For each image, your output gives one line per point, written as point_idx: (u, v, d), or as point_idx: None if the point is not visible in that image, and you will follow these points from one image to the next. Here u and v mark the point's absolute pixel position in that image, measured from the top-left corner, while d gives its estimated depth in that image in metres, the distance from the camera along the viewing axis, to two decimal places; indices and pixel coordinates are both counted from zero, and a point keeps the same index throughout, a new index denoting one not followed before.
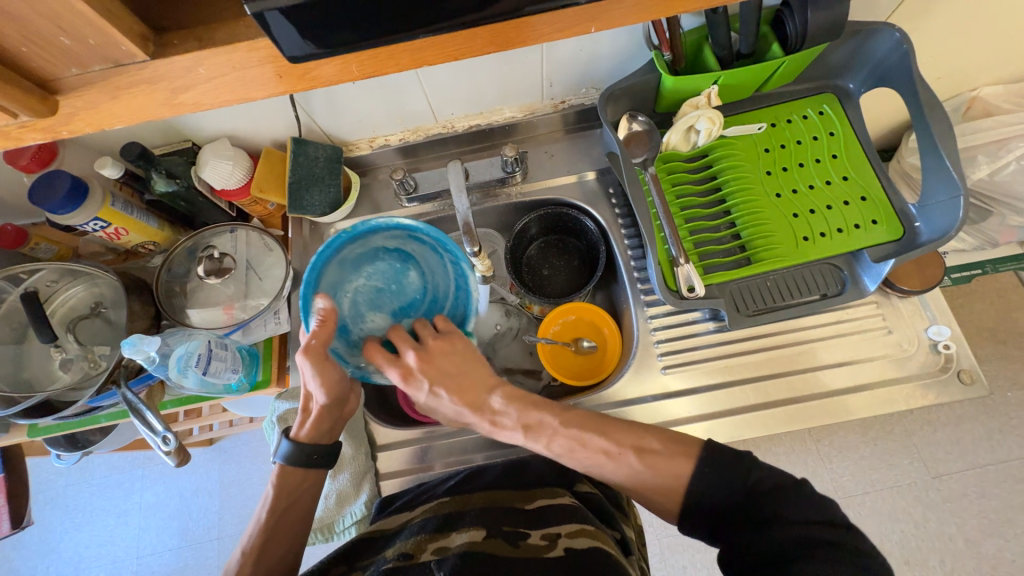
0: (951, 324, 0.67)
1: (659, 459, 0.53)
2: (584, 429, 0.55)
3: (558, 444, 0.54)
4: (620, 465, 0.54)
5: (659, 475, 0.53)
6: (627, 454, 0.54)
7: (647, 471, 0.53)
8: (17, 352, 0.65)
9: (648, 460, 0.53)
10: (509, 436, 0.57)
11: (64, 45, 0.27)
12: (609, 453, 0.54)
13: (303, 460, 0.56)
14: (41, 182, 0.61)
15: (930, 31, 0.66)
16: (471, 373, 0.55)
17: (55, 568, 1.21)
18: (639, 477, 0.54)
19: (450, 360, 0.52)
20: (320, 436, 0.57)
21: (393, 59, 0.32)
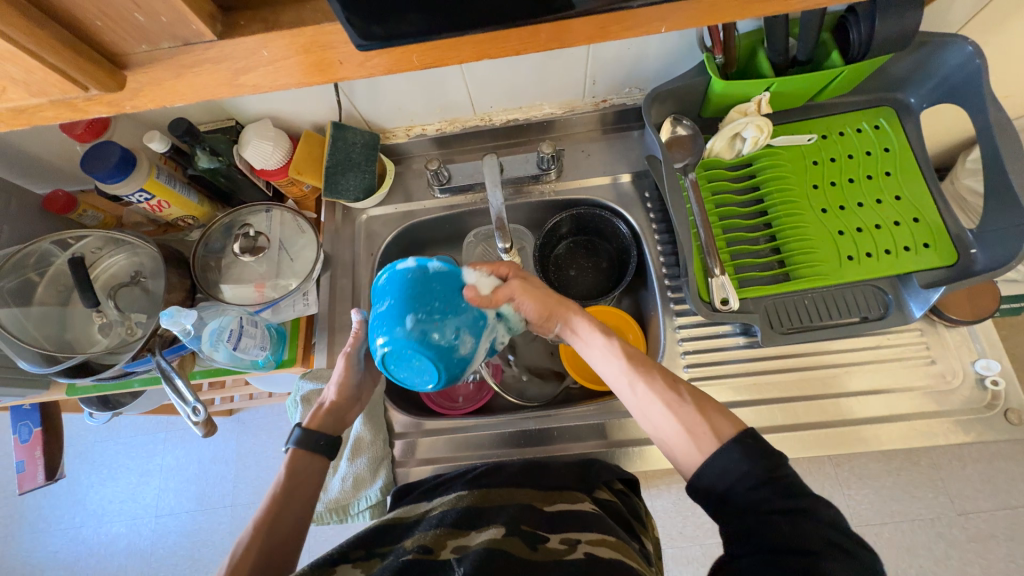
0: (1001, 359, 0.64)
1: (706, 405, 0.47)
2: (649, 360, 0.52)
3: (629, 358, 0.51)
4: (669, 393, 0.48)
5: (702, 417, 0.46)
6: (680, 385, 0.49)
7: (682, 407, 0.47)
8: (61, 314, 0.68)
9: (696, 398, 0.47)
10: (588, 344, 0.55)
11: (137, 21, 0.28)
12: (663, 377, 0.50)
13: (313, 443, 0.55)
14: (92, 152, 0.63)
15: (1006, 46, 0.62)
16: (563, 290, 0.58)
17: (80, 519, 1.27)
18: (682, 408, 0.47)
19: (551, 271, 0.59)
20: (327, 428, 0.58)
21: (453, 50, 0.32)
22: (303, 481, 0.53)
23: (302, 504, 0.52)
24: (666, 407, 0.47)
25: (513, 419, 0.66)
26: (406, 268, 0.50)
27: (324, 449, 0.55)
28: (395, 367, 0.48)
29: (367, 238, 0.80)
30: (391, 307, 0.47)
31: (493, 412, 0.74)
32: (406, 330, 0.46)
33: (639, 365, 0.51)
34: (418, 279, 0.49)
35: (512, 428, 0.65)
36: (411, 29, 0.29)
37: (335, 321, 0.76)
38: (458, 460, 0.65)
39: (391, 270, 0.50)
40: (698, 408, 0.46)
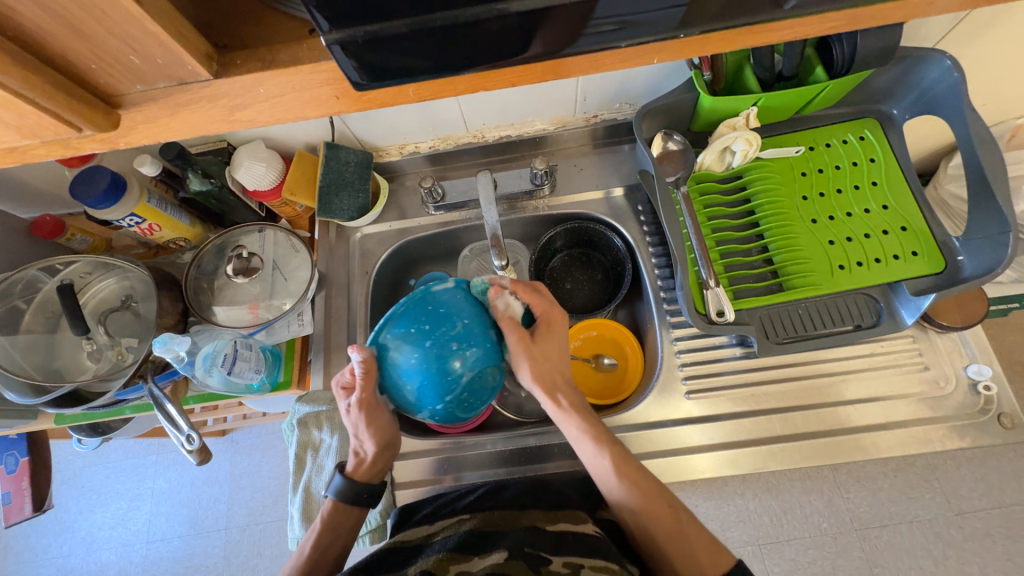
0: (993, 364, 0.65)
1: (704, 543, 0.48)
2: (642, 473, 0.52)
3: (622, 473, 0.51)
4: (662, 521, 0.49)
5: (697, 549, 0.47)
6: (679, 511, 0.50)
7: (675, 534, 0.48)
8: (49, 342, 0.66)
9: (693, 525, 0.49)
10: (577, 439, 0.54)
11: (132, 63, 0.28)
12: (658, 502, 0.50)
13: (352, 499, 0.55)
14: (82, 177, 0.62)
15: (981, 58, 0.64)
16: (564, 365, 0.56)
17: (68, 547, 1.23)
18: (675, 537, 0.48)
19: (560, 339, 0.56)
20: (372, 478, 0.57)
21: (449, 84, 0.32)
22: (337, 535, 0.54)
23: (332, 560, 0.54)
24: (658, 530, 0.49)
25: (512, 437, 0.65)
26: (448, 290, 0.50)
27: (365, 503, 0.55)
28: (462, 396, 0.47)
29: (362, 256, 0.79)
30: (467, 332, 0.48)
31: (493, 429, 0.73)
32: (488, 350, 0.49)
33: (633, 484, 0.51)
34: (466, 298, 0.50)
35: (511, 447, 0.65)
36: (407, 67, 0.29)
37: (331, 341, 0.75)
38: (457, 480, 0.64)
39: (430, 294, 0.49)
40: (690, 537, 0.48)
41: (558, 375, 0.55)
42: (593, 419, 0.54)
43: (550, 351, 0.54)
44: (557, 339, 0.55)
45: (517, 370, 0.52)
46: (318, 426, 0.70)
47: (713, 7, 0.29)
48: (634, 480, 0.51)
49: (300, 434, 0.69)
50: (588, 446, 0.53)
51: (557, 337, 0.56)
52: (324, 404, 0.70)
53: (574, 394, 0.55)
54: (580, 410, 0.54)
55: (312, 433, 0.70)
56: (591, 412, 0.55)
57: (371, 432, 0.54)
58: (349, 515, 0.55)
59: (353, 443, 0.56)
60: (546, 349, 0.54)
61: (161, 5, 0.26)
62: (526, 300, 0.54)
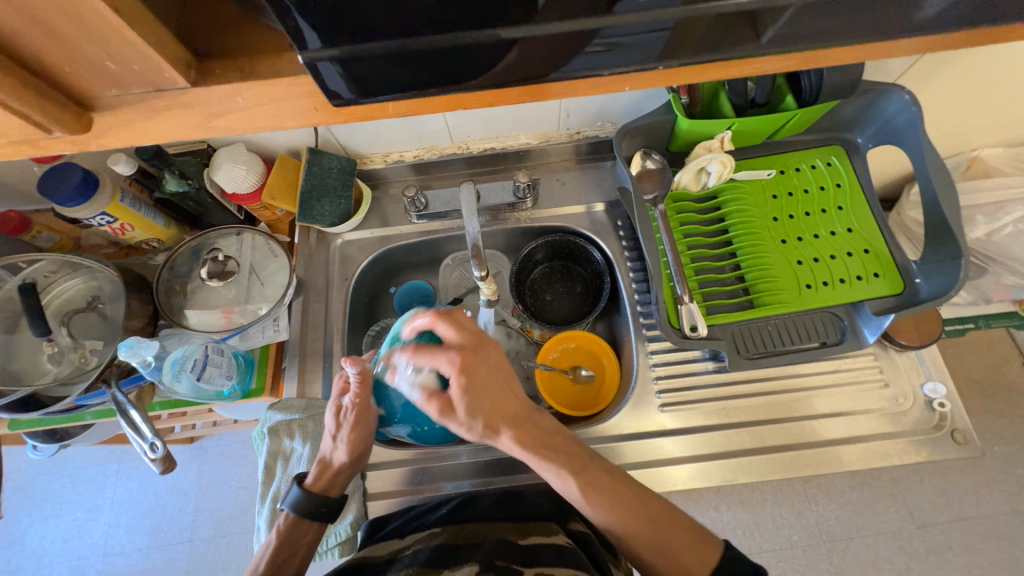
0: (947, 382, 0.68)
1: (687, 540, 0.47)
2: (614, 483, 0.50)
3: (593, 499, 0.49)
4: (642, 531, 0.48)
5: (681, 551, 0.46)
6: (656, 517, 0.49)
7: (659, 538, 0.47)
8: (6, 342, 0.63)
9: (668, 524, 0.48)
10: (541, 468, 0.50)
11: (108, 68, 0.27)
12: (633, 512, 0.48)
13: (308, 513, 0.54)
14: (51, 173, 0.60)
15: (937, 94, 0.68)
16: (506, 401, 0.50)
17: (17, 561, 1.16)
18: (658, 540, 0.47)
19: (484, 372, 0.49)
20: (332, 489, 0.57)
21: (430, 100, 0.33)
22: (295, 550, 0.53)
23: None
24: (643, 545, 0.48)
25: (487, 447, 0.65)
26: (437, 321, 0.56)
27: (325, 516, 0.55)
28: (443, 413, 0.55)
29: (341, 263, 0.79)
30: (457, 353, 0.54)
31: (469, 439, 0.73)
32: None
33: (608, 503, 0.48)
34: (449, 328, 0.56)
35: (487, 457, 0.65)
36: (388, 84, 0.30)
37: (307, 348, 0.73)
38: (431, 491, 0.64)
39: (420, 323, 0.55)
40: (677, 542, 0.47)
41: (501, 416, 0.49)
42: (553, 446, 0.51)
43: (482, 400, 0.48)
44: (479, 381, 0.49)
45: (456, 433, 0.50)
46: (290, 435, 0.67)
47: (685, 41, 0.31)
48: (609, 500, 0.49)
49: (271, 443, 0.67)
50: (555, 476, 0.50)
51: (487, 374, 0.49)
52: (296, 412, 0.67)
53: (525, 427, 0.50)
54: (525, 442, 0.50)
55: (283, 441, 0.67)
56: (550, 440, 0.51)
57: (351, 445, 0.55)
58: (307, 530, 0.55)
59: (323, 449, 0.56)
60: (473, 400, 0.48)
61: (140, 12, 0.26)
62: (431, 364, 0.48)
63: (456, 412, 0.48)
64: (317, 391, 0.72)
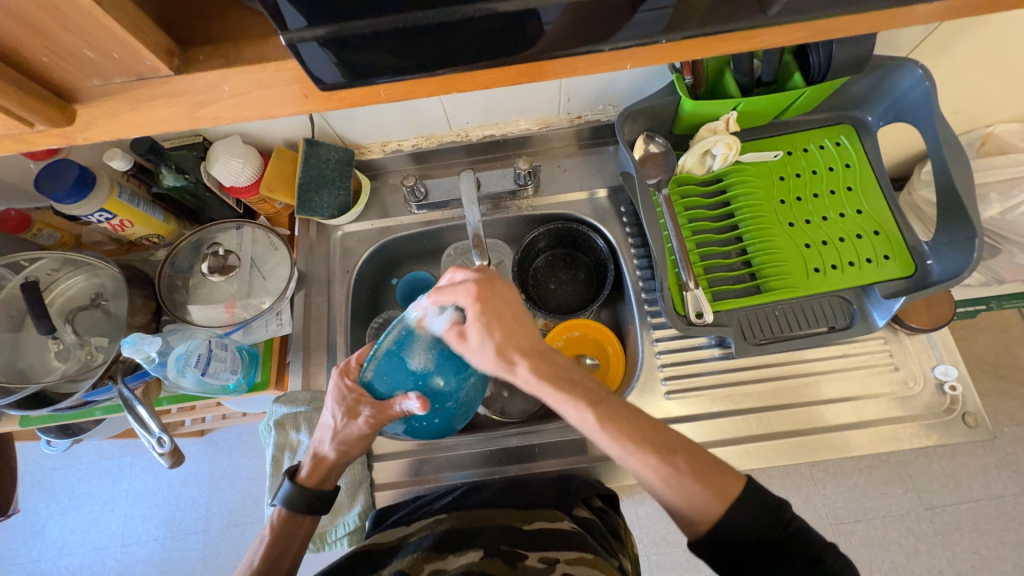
0: (958, 364, 0.67)
1: (704, 469, 0.45)
2: (636, 427, 0.46)
3: (611, 429, 0.46)
4: (663, 465, 0.45)
5: (705, 486, 0.44)
6: (675, 455, 0.45)
7: (680, 479, 0.44)
8: (12, 341, 0.64)
9: (692, 465, 0.45)
10: (554, 397, 0.47)
11: (87, 57, 0.27)
12: (654, 447, 0.45)
13: (303, 506, 0.54)
14: (47, 170, 0.60)
15: (952, 67, 0.66)
16: (520, 329, 0.48)
17: (38, 552, 1.19)
18: (681, 478, 0.44)
19: (500, 306, 0.48)
20: (323, 483, 0.56)
21: (423, 85, 0.32)
22: (288, 545, 0.53)
23: (283, 570, 0.52)
24: (662, 481, 0.44)
25: (492, 437, 0.65)
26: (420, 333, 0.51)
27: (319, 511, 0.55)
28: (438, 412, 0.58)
29: (342, 255, 0.78)
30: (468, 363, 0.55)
31: (475, 429, 0.73)
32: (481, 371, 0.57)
33: (625, 434, 0.45)
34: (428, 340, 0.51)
35: (492, 447, 0.65)
36: (381, 71, 0.29)
37: (310, 341, 0.73)
38: (436, 481, 0.64)
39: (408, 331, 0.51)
40: (694, 472, 0.44)
41: (517, 344, 0.47)
42: (570, 378, 0.48)
43: (499, 326, 0.47)
44: (497, 313, 0.47)
45: (479, 364, 0.49)
46: (296, 427, 0.68)
47: (689, 16, 0.29)
48: (628, 437, 0.45)
49: (277, 436, 0.67)
50: (570, 409, 0.47)
51: (500, 303, 0.48)
52: (302, 406, 0.67)
53: (541, 360, 0.48)
54: (543, 371, 0.47)
55: (290, 434, 0.68)
56: (566, 374, 0.48)
57: (355, 441, 0.55)
58: (301, 524, 0.55)
59: (314, 443, 0.56)
60: (488, 327, 0.47)
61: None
62: (452, 300, 0.47)
63: (470, 339, 0.47)
64: (322, 383, 0.72)
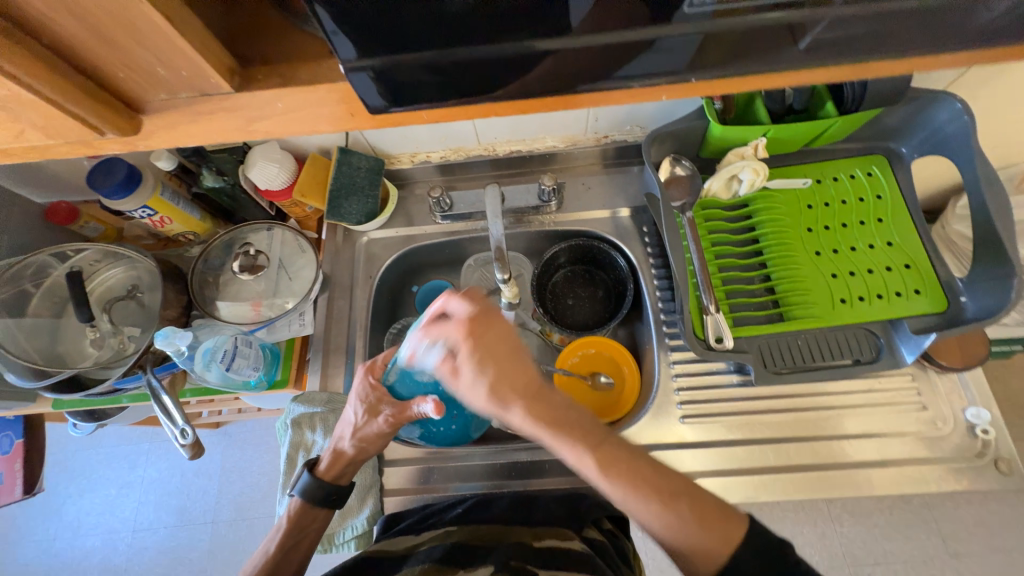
0: (991, 408, 0.64)
1: (708, 513, 0.43)
2: (636, 467, 0.45)
3: (609, 471, 0.44)
4: (665, 510, 0.43)
5: (708, 532, 0.42)
6: (678, 500, 0.44)
7: (682, 530, 0.43)
8: (53, 326, 0.67)
9: (696, 512, 0.43)
10: (549, 439, 0.46)
11: (157, 73, 0.29)
12: (656, 494, 0.44)
13: (320, 499, 0.55)
14: (100, 167, 0.63)
15: (991, 102, 0.65)
16: (516, 370, 0.46)
17: (55, 530, 1.23)
18: (683, 531, 0.43)
19: (494, 344, 0.46)
20: (342, 478, 0.57)
21: (461, 108, 0.33)
22: (303, 536, 0.55)
23: (294, 563, 0.53)
24: (664, 528, 0.43)
25: (504, 450, 0.65)
26: None
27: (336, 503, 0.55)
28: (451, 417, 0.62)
29: (367, 261, 0.80)
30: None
31: (486, 440, 0.73)
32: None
33: (624, 478, 0.44)
34: None
35: (503, 460, 0.65)
36: (425, 95, 0.30)
37: (330, 343, 0.75)
38: (446, 491, 0.64)
39: None
40: (699, 518, 0.43)
41: (512, 385, 0.46)
42: (568, 418, 0.46)
43: (494, 362, 0.46)
44: (489, 350, 0.46)
45: (469, 403, 0.47)
46: (312, 428, 0.69)
47: (727, 52, 0.30)
48: (628, 479, 0.44)
49: (293, 434, 0.68)
50: (566, 450, 0.45)
51: (494, 341, 0.47)
52: (319, 406, 0.69)
53: (538, 401, 0.46)
54: (539, 412, 0.45)
55: (305, 433, 0.69)
56: (562, 415, 0.46)
57: (372, 440, 0.56)
58: (316, 517, 0.56)
59: (336, 436, 0.57)
60: (480, 362, 0.46)
61: (191, 22, 0.27)
62: (443, 337, 0.47)
63: (461, 378, 0.46)
64: (339, 385, 0.73)
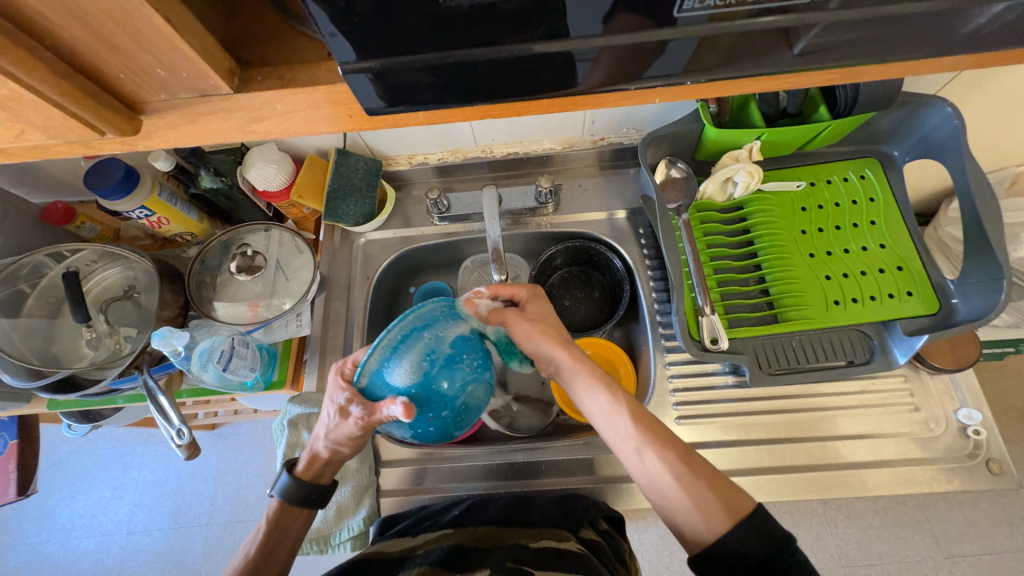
0: (983, 409, 0.65)
1: (717, 479, 0.46)
2: (654, 420, 0.50)
3: (635, 423, 0.49)
4: (680, 462, 0.47)
5: (715, 496, 0.44)
6: (691, 452, 0.48)
7: (694, 482, 0.45)
8: (49, 327, 0.67)
9: (707, 472, 0.46)
10: (583, 383, 0.53)
11: (157, 74, 0.29)
12: (672, 443, 0.48)
13: (300, 500, 0.55)
14: (97, 167, 0.63)
15: (983, 106, 0.65)
16: (558, 325, 0.58)
17: (48, 533, 1.22)
18: (695, 487, 0.45)
19: (545, 308, 0.59)
20: (321, 477, 0.57)
21: (458, 111, 0.33)
22: (284, 537, 0.54)
23: (280, 562, 0.53)
24: (676, 479, 0.46)
25: (500, 451, 0.66)
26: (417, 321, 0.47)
27: (316, 503, 0.55)
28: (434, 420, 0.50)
29: (364, 262, 0.80)
30: (466, 359, 0.50)
31: (483, 441, 0.73)
32: (480, 374, 0.51)
33: (647, 432, 0.49)
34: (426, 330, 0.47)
35: (500, 461, 0.65)
36: (421, 98, 0.31)
37: (327, 344, 0.75)
38: (442, 491, 0.64)
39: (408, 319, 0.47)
40: (709, 484, 0.45)
41: (557, 334, 0.56)
42: (603, 374, 0.53)
43: (541, 315, 0.58)
44: (542, 310, 0.59)
45: (518, 339, 0.56)
46: (309, 428, 0.69)
47: (721, 57, 0.30)
48: (648, 424, 0.50)
49: (289, 435, 0.68)
50: (599, 396, 0.52)
51: (546, 306, 0.59)
52: (315, 406, 0.69)
53: (577, 351, 0.55)
54: (582, 360, 0.54)
55: (302, 434, 0.69)
56: (602, 371, 0.53)
57: (346, 441, 0.53)
58: (297, 517, 0.55)
59: (313, 438, 0.56)
60: (534, 315, 0.57)
61: (191, 24, 0.27)
62: (511, 294, 0.58)
63: (519, 317, 0.56)
64: None
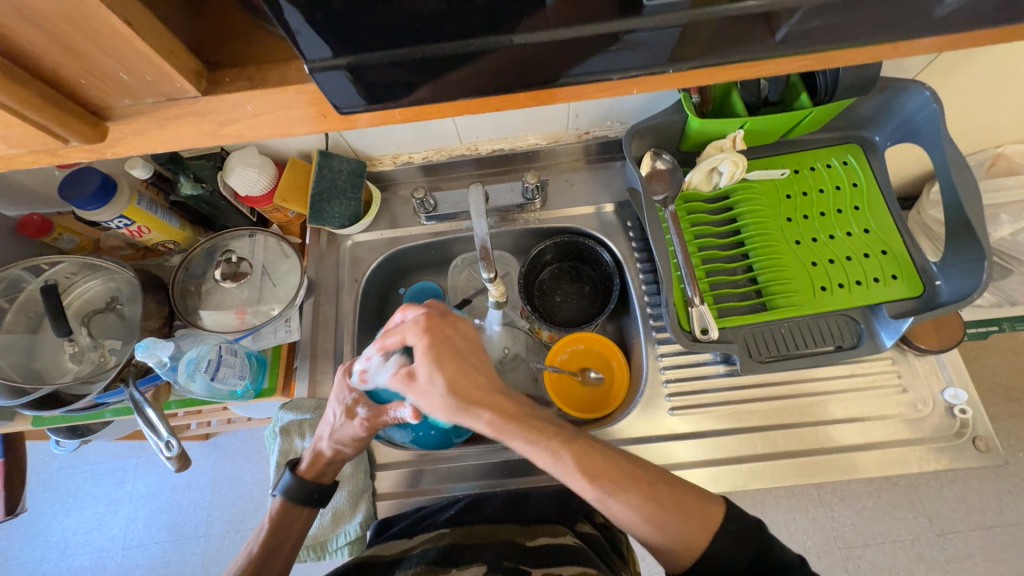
0: (968, 387, 0.66)
1: (686, 501, 0.46)
2: (613, 465, 0.45)
3: (587, 470, 0.44)
4: (645, 502, 0.45)
5: (688, 521, 0.45)
6: (658, 486, 0.46)
7: (664, 518, 0.44)
8: (29, 342, 0.65)
9: (677, 506, 0.45)
10: (519, 443, 0.44)
11: (121, 79, 0.28)
12: (635, 485, 0.45)
13: (302, 498, 0.55)
14: (72, 177, 0.62)
15: (960, 89, 0.66)
16: (477, 373, 0.45)
17: (41, 551, 1.20)
18: (666, 526, 0.44)
19: (453, 341, 0.45)
20: (322, 476, 0.57)
21: (436, 108, 0.33)
22: (285, 536, 0.54)
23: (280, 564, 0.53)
24: (645, 520, 0.44)
25: (495, 449, 0.65)
26: None
27: (317, 501, 0.56)
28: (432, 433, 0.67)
29: (352, 264, 0.79)
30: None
31: (478, 440, 0.73)
32: None
33: (606, 479, 0.44)
34: None
35: (495, 459, 0.65)
36: (397, 96, 0.30)
37: (317, 349, 0.74)
38: (439, 492, 0.64)
39: None
40: (678, 507, 0.45)
41: (473, 395, 0.43)
42: (537, 420, 0.45)
43: (450, 365, 0.44)
44: (448, 347, 0.44)
45: (427, 408, 0.44)
46: (301, 434, 0.68)
47: (696, 46, 0.30)
48: (605, 475, 0.44)
49: (282, 443, 0.67)
50: (541, 454, 0.44)
51: (457, 340, 0.45)
52: (307, 412, 0.68)
53: (501, 405, 0.44)
54: (502, 416, 0.44)
55: (294, 441, 0.68)
56: (530, 418, 0.45)
57: (350, 442, 0.55)
58: (299, 517, 0.56)
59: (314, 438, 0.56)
60: (436, 363, 0.43)
61: (152, 24, 0.26)
62: (400, 337, 0.46)
63: (418, 380, 0.44)
64: (328, 391, 0.72)
